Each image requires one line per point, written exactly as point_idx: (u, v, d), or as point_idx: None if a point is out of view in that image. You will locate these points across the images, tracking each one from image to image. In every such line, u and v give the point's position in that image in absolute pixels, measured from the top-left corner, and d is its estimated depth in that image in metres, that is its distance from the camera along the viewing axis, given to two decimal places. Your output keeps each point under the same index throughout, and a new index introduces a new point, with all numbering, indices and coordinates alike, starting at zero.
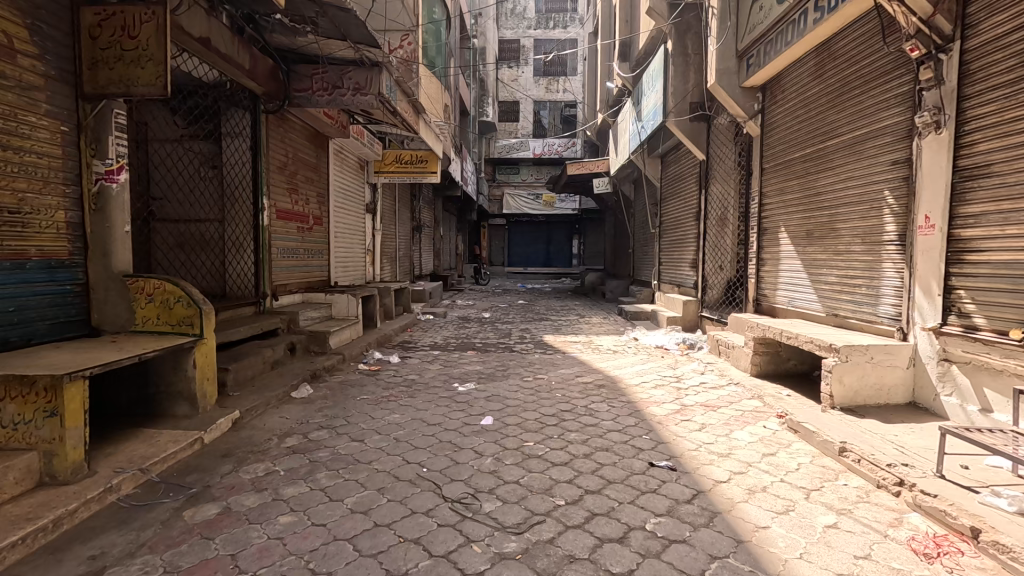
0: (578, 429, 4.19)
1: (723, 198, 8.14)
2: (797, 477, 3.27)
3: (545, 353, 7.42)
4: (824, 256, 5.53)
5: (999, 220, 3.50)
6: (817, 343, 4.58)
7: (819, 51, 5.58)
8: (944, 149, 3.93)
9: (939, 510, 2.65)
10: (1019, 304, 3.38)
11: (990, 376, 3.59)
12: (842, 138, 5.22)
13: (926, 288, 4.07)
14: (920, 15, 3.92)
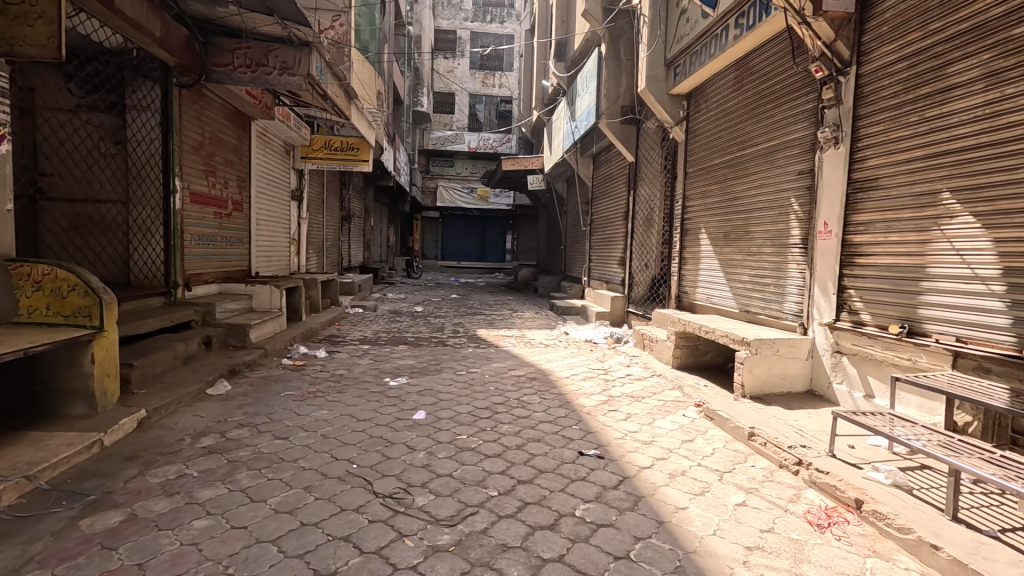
0: (511, 421, 4.26)
1: (649, 199, 8.54)
2: (712, 461, 3.53)
3: (479, 347, 7.44)
4: (739, 256, 5.97)
5: (884, 228, 3.95)
6: (731, 336, 4.95)
7: (738, 66, 5.98)
8: (841, 162, 4.38)
9: (831, 486, 2.97)
10: (897, 303, 3.84)
11: (874, 366, 4.05)
12: (757, 147, 5.65)
13: (824, 287, 4.53)
14: (823, 40, 4.34)
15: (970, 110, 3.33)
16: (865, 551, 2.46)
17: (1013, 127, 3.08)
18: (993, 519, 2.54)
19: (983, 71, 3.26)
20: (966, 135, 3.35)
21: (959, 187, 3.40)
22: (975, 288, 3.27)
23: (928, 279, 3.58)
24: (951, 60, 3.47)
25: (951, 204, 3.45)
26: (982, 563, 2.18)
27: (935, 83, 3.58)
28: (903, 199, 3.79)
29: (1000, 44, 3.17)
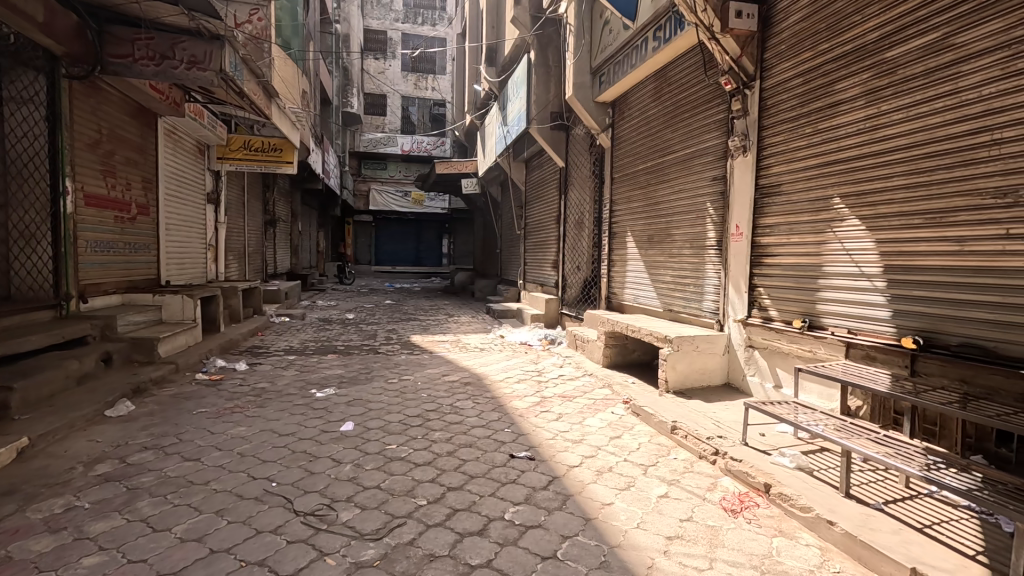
0: (443, 428, 4.20)
1: (580, 204, 8.77)
2: (637, 456, 3.66)
3: (412, 354, 7.29)
4: (662, 258, 6.26)
5: (787, 231, 4.29)
6: (655, 334, 5.19)
7: (658, 77, 6.28)
8: (749, 170, 4.70)
9: (743, 472, 3.17)
10: (799, 299, 4.18)
11: (781, 358, 4.37)
12: (676, 154, 5.94)
13: (737, 286, 4.85)
14: (730, 55, 4.67)
15: (854, 124, 3.67)
16: (772, 531, 2.64)
17: (888, 140, 3.42)
18: (878, 493, 2.81)
19: (863, 89, 3.60)
20: (851, 146, 3.69)
21: (847, 194, 3.73)
22: (862, 285, 3.61)
23: (823, 276, 3.93)
24: (837, 78, 3.82)
25: (840, 209, 3.79)
26: (869, 534, 2.40)
27: (825, 99, 3.92)
28: (801, 204, 4.13)
29: (877, 65, 3.51)
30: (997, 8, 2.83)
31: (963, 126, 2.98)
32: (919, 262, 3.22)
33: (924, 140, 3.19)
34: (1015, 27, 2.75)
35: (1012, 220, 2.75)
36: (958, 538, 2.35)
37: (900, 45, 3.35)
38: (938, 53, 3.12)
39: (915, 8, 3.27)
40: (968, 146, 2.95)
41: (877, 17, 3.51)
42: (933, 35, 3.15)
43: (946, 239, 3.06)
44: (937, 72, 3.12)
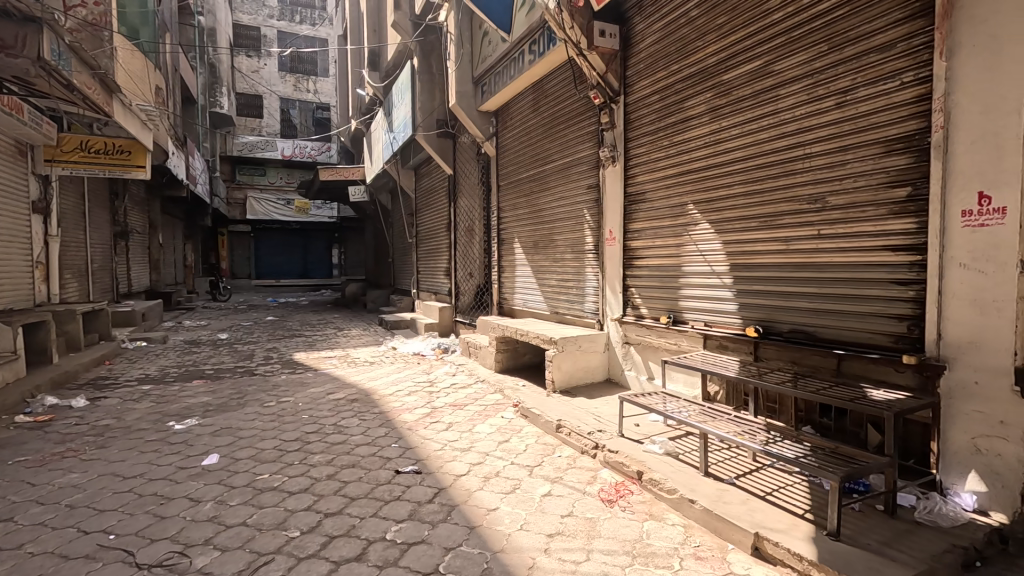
0: (324, 450, 3.95)
1: (469, 211, 8.81)
2: (524, 458, 3.73)
3: (294, 373, 6.79)
4: (547, 263, 6.49)
5: (652, 235, 4.66)
6: (541, 336, 5.35)
7: (535, 88, 6.52)
8: (618, 179, 5.05)
9: (620, 463, 3.36)
10: (664, 297, 4.56)
11: (653, 352, 4.71)
12: (555, 163, 6.19)
13: (613, 287, 5.18)
14: (597, 70, 5.00)
15: (702, 138, 4.09)
16: (643, 516, 2.82)
17: (729, 153, 3.85)
18: (731, 469, 3.13)
19: (708, 107, 4.03)
20: (700, 159, 4.11)
21: (699, 201, 4.14)
22: (714, 281, 4.02)
23: (683, 276, 4.32)
24: (687, 96, 4.23)
25: (693, 214, 4.20)
26: (723, 507, 2.66)
27: (678, 115, 4.33)
28: (663, 210, 4.52)
29: (717, 86, 3.95)
30: (803, 42, 3.31)
31: (783, 142, 3.43)
32: (756, 260, 3.66)
33: (755, 153, 3.64)
34: (817, 59, 3.22)
35: (823, 223, 3.21)
36: (792, 502, 2.68)
37: (734, 69, 3.80)
38: (763, 77, 3.58)
39: (743, 37, 3.72)
40: (787, 159, 3.41)
41: (715, 44, 3.95)
42: (758, 62, 3.61)
43: (776, 239, 3.51)
44: (762, 95, 3.57)
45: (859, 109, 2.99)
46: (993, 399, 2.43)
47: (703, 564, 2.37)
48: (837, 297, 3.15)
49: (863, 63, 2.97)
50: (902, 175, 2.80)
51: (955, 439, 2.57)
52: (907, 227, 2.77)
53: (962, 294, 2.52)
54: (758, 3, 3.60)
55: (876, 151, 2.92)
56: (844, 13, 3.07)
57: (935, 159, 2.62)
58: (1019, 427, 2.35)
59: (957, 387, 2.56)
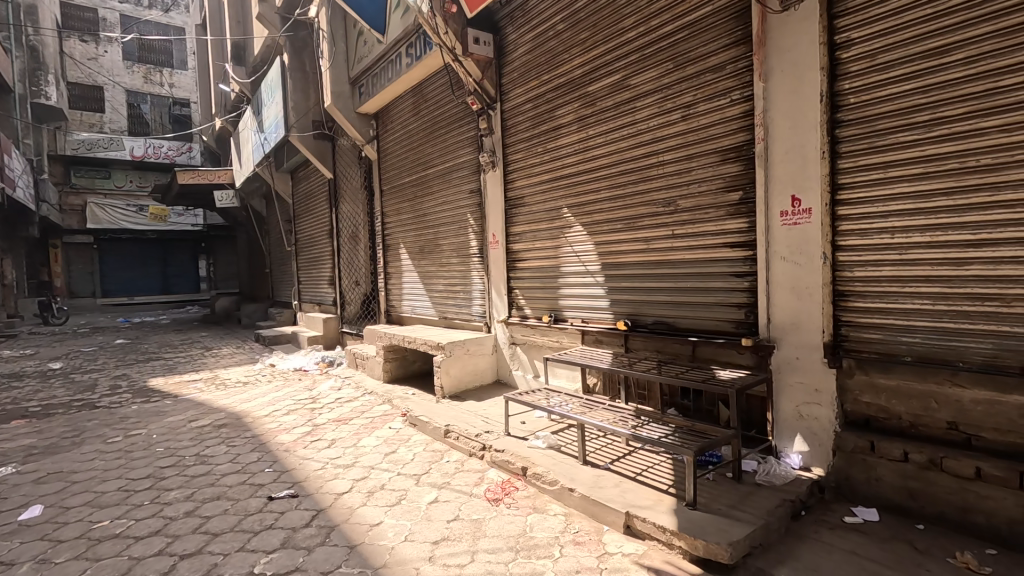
0: (182, 484, 3.52)
1: (351, 216, 8.45)
2: (411, 467, 3.64)
3: (148, 402, 5.97)
4: (433, 268, 6.42)
5: (532, 238, 4.82)
6: (428, 343, 5.28)
7: (414, 92, 6.44)
8: (498, 183, 5.16)
9: (506, 461, 3.42)
10: (545, 297, 4.74)
11: (537, 351, 4.87)
12: (437, 167, 6.16)
13: (498, 290, 5.27)
14: (474, 77, 5.07)
15: (572, 145, 4.33)
16: (527, 510, 2.90)
17: (596, 159, 4.11)
18: (607, 455, 3.34)
19: (576, 116, 4.27)
20: (571, 164, 4.35)
21: (573, 205, 4.36)
22: (589, 280, 4.27)
23: (562, 276, 4.52)
24: (558, 105, 4.45)
25: (567, 217, 4.42)
26: (599, 492, 2.82)
27: (550, 123, 4.54)
28: (540, 214, 4.70)
29: (583, 97, 4.20)
30: (653, 60, 3.64)
31: (641, 150, 3.75)
32: (623, 259, 3.95)
33: (618, 160, 3.93)
34: (665, 76, 3.56)
35: (676, 223, 3.55)
36: (658, 479, 2.93)
37: (597, 82, 4.07)
38: (622, 90, 3.87)
39: (603, 53, 4.00)
40: (645, 166, 3.73)
41: (580, 57, 4.20)
42: (617, 76, 3.90)
43: (638, 239, 3.82)
44: (622, 106, 3.87)
45: (700, 122, 3.36)
46: (810, 371, 2.85)
47: (581, 548, 2.49)
48: (689, 289, 3.50)
49: (701, 82, 3.34)
50: (735, 181, 3.19)
51: (784, 408, 2.98)
52: (741, 226, 3.17)
53: (784, 283, 2.93)
54: (614, 22, 3.90)
55: (714, 160, 3.30)
56: (685, 36, 3.42)
57: (758, 167, 3.02)
58: (829, 393, 2.79)
59: (785, 363, 2.97)
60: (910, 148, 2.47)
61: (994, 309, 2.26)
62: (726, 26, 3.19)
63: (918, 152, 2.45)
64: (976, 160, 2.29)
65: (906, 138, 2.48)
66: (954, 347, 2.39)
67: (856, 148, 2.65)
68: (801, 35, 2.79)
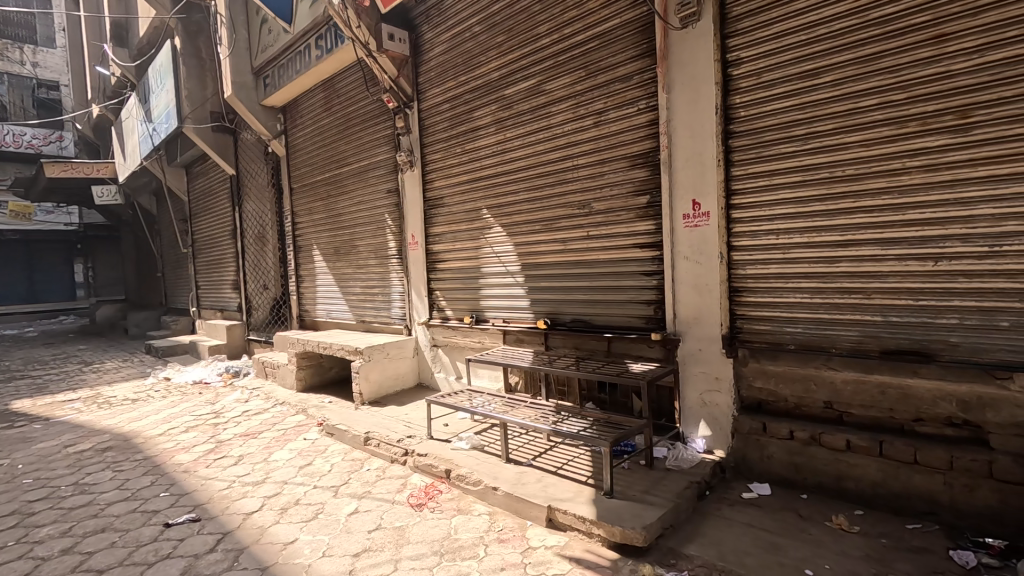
0: (58, 518, 3.10)
1: (257, 215, 7.91)
2: (328, 479, 3.48)
3: (12, 428, 5.19)
4: (350, 270, 6.18)
5: (452, 239, 4.80)
6: (345, 348, 5.08)
7: (326, 86, 6.17)
8: (417, 183, 5.08)
9: (429, 465, 3.38)
10: (466, 298, 4.73)
11: (459, 352, 4.86)
12: (351, 166, 5.93)
13: (418, 292, 5.20)
14: (389, 74, 4.95)
15: (490, 146, 4.36)
16: (452, 512, 2.89)
17: (514, 162, 4.18)
18: (530, 452, 3.41)
19: (494, 118, 4.31)
20: (489, 166, 4.38)
21: (492, 206, 4.39)
22: (509, 281, 4.32)
23: (483, 276, 4.54)
24: (475, 107, 4.47)
25: (487, 218, 4.45)
26: (522, 488, 2.87)
27: (468, 124, 4.55)
28: (460, 215, 4.69)
29: (500, 100, 4.25)
30: (566, 67, 3.76)
31: (557, 153, 3.87)
32: (542, 260, 4.05)
33: (535, 163, 4.02)
34: (578, 83, 3.70)
35: (590, 225, 3.70)
36: (578, 471, 3.04)
37: (514, 85, 4.13)
38: (537, 95, 3.96)
39: (519, 57, 4.07)
40: (560, 170, 3.85)
41: (496, 60, 4.24)
42: (533, 80, 3.98)
43: (556, 240, 3.93)
44: (539, 110, 3.96)
45: (610, 129, 3.53)
46: (711, 361, 3.11)
47: (505, 545, 2.52)
48: (604, 288, 3.67)
49: (611, 90, 3.51)
50: (643, 185, 3.39)
51: (690, 396, 3.22)
52: (649, 228, 3.37)
53: (688, 280, 3.16)
54: (529, 28, 3.98)
55: (624, 165, 3.48)
56: (596, 45, 3.58)
57: (663, 173, 3.23)
58: (727, 381, 3.05)
59: (689, 355, 3.21)
60: (791, 158, 2.75)
61: (859, 301, 2.59)
62: (633, 38, 3.38)
63: (797, 162, 2.73)
64: (843, 170, 2.58)
65: (788, 148, 2.76)
66: (827, 335, 2.70)
67: (746, 157, 2.92)
68: (698, 52, 3.03)
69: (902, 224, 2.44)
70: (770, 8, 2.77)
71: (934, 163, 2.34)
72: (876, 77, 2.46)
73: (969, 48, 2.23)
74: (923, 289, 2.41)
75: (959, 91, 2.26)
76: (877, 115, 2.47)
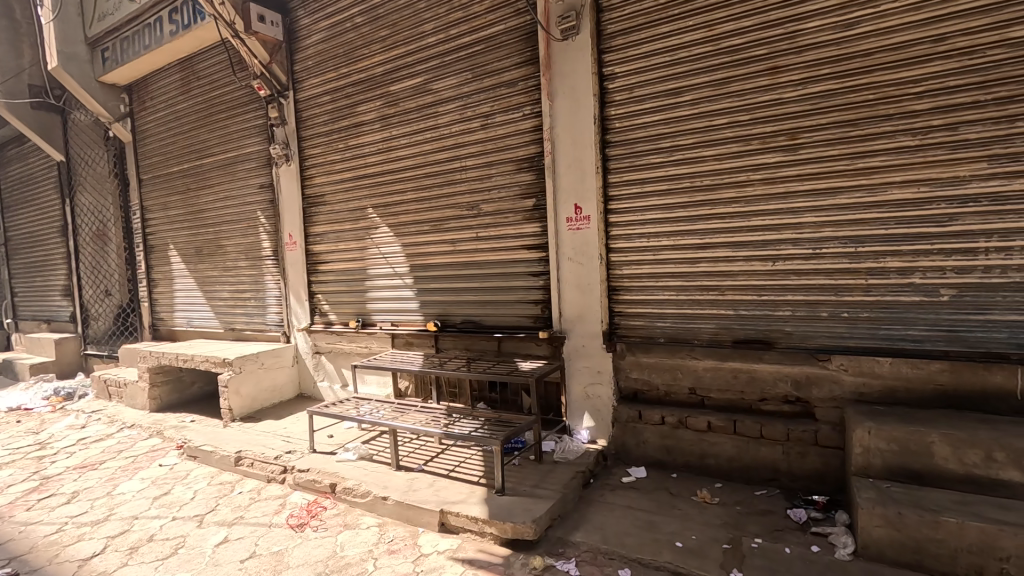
0: None
1: (95, 209, 6.78)
2: (190, 508, 3.08)
3: None
4: (215, 273, 5.56)
5: (334, 239, 4.54)
6: (210, 359, 4.54)
7: (184, 66, 5.49)
8: (294, 178, 4.73)
9: (311, 481, 3.16)
10: (351, 301, 4.50)
11: (345, 358, 4.61)
12: (216, 157, 5.34)
13: (298, 295, 4.84)
14: (260, 59, 4.53)
15: (374, 144, 4.20)
16: (337, 529, 2.72)
17: (400, 161, 4.07)
18: (420, 457, 3.34)
19: (378, 115, 4.16)
20: (375, 164, 4.22)
21: (378, 205, 4.23)
22: (397, 282, 4.20)
23: (369, 278, 4.36)
24: (358, 102, 4.27)
25: (373, 217, 4.28)
26: (413, 495, 2.79)
27: (350, 119, 4.33)
28: (342, 214, 4.45)
29: (385, 96, 4.11)
30: (453, 67, 3.75)
31: (445, 154, 3.84)
32: (431, 261, 3.99)
33: (423, 163, 3.95)
34: (464, 84, 3.71)
35: (478, 227, 3.73)
36: (470, 472, 3.04)
37: (398, 82, 4.02)
38: (424, 94, 3.90)
39: (404, 54, 3.97)
40: (448, 170, 3.83)
41: (380, 55, 4.10)
42: (419, 79, 3.91)
43: (445, 241, 3.90)
44: (425, 109, 3.90)
45: (497, 132, 3.59)
46: (594, 356, 3.30)
47: (396, 556, 2.43)
48: (493, 288, 3.71)
49: (497, 94, 3.57)
50: (529, 189, 3.49)
51: (575, 390, 3.38)
52: (536, 230, 3.48)
53: (572, 280, 3.32)
54: (414, 25, 3.90)
55: (511, 168, 3.56)
56: (481, 49, 3.61)
57: (547, 177, 3.36)
58: (608, 374, 3.26)
59: (574, 351, 3.37)
60: (660, 168, 3.01)
61: (716, 297, 2.91)
62: (517, 45, 3.47)
63: (664, 172, 3.00)
64: (701, 181, 2.89)
65: (657, 159, 3.02)
66: (690, 328, 3.01)
67: (621, 166, 3.14)
68: (577, 64, 3.19)
69: (748, 230, 2.79)
70: (640, 29, 3.01)
71: (771, 177, 2.71)
72: (726, 100, 2.79)
73: (796, 80, 2.62)
74: (765, 286, 2.78)
75: (789, 116, 2.64)
76: (727, 133, 2.80)
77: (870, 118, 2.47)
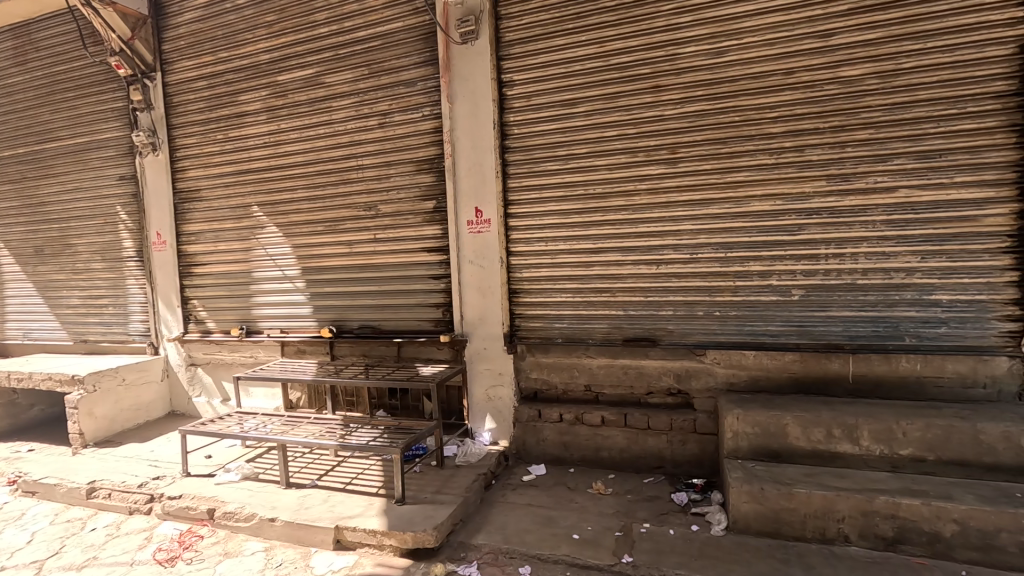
0: None
1: None
2: (26, 554, 2.62)
3: None
4: (62, 276, 4.79)
5: (212, 238, 4.12)
6: (53, 377, 3.88)
7: (17, 33, 4.67)
8: (162, 170, 4.22)
9: (184, 509, 2.83)
10: (233, 307, 4.12)
11: (226, 369, 4.21)
12: (61, 142, 4.60)
13: (167, 301, 4.33)
14: (118, 33, 3.97)
15: (260, 137, 3.89)
16: (216, 559, 2.46)
17: (290, 157, 3.80)
18: (313, 472, 3.14)
19: (263, 106, 3.85)
20: (260, 159, 3.90)
21: (264, 202, 3.92)
22: (287, 286, 3.91)
23: (254, 282, 4.01)
24: (240, 90, 3.92)
25: (258, 216, 3.95)
26: (305, 513, 2.61)
27: (231, 108, 3.96)
28: (222, 211, 4.06)
29: (272, 86, 3.81)
30: (348, 62, 3.58)
31: (339, 151, 3.66)
32: (325, 263, 3.78)
33: (315, 159, 3.73)
34: (361, 80, 3.56)
35: (376, 228, 3.60)
36: (367, 484, 2.92)
37: (287, 73, 3.76)
38: (316, 87, 3.68)
39: (294, 42, 3.73)
40: (343, 169, 3.65)
41: (266, 42, 3.80)
42: (310, 70, 3.69)
43: (340, 242, 3.71)
44: (317, 104, 3.68)
45: (395, 132, 3.49)
46: (495, 357, 3.33)
47: None
48: (392, 291, 3.60)
49: (395, 92, 3.48)
50: (429, 191, 3.44)
51: (476, 392, 3.39)
52: (436, 232, 3.44)
53: (473, 283, 3.33)
54: (304, 13, 3.67)
55: (410, 169, 3.49)
56: (379, 45, 3.50)
57: (448, 180, 3.34)
58: (508, 375, 3.30)
59: (475, 353, 3.37)
60: (556, 175, 3.13)
61: (608, 298, 3.08)
62: (416, 45, 3.41)
63: (561, 179, 3.12)
64: (595, 189, 3.05)
65: (554, 167, 3.13)
66: (586, 328, 3.15)
67: (520, 171, 3.21)
68: (477, 69, 3.21)
69: (636, 236, 2.99)
70: (537, 40, 3.11)
71: (655, 188, 2.93)
72: (616, 113, 2.97)
73: (676, 99, 2.86)
74: (650, 288, 2.99)
75: (670, 132, 2.88)
76: (617, 144, 2.98)
77: (736, 138, 2.77)
